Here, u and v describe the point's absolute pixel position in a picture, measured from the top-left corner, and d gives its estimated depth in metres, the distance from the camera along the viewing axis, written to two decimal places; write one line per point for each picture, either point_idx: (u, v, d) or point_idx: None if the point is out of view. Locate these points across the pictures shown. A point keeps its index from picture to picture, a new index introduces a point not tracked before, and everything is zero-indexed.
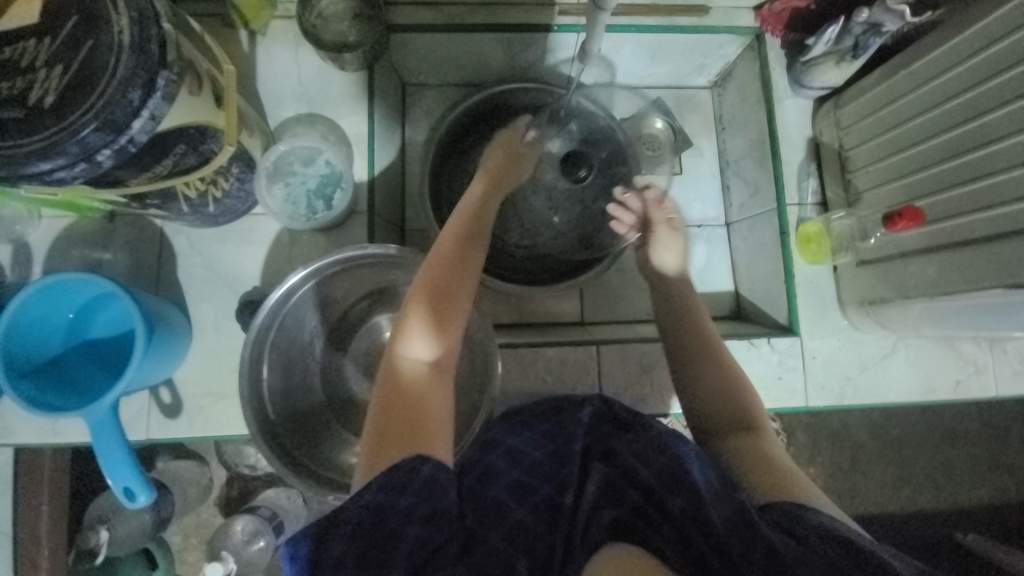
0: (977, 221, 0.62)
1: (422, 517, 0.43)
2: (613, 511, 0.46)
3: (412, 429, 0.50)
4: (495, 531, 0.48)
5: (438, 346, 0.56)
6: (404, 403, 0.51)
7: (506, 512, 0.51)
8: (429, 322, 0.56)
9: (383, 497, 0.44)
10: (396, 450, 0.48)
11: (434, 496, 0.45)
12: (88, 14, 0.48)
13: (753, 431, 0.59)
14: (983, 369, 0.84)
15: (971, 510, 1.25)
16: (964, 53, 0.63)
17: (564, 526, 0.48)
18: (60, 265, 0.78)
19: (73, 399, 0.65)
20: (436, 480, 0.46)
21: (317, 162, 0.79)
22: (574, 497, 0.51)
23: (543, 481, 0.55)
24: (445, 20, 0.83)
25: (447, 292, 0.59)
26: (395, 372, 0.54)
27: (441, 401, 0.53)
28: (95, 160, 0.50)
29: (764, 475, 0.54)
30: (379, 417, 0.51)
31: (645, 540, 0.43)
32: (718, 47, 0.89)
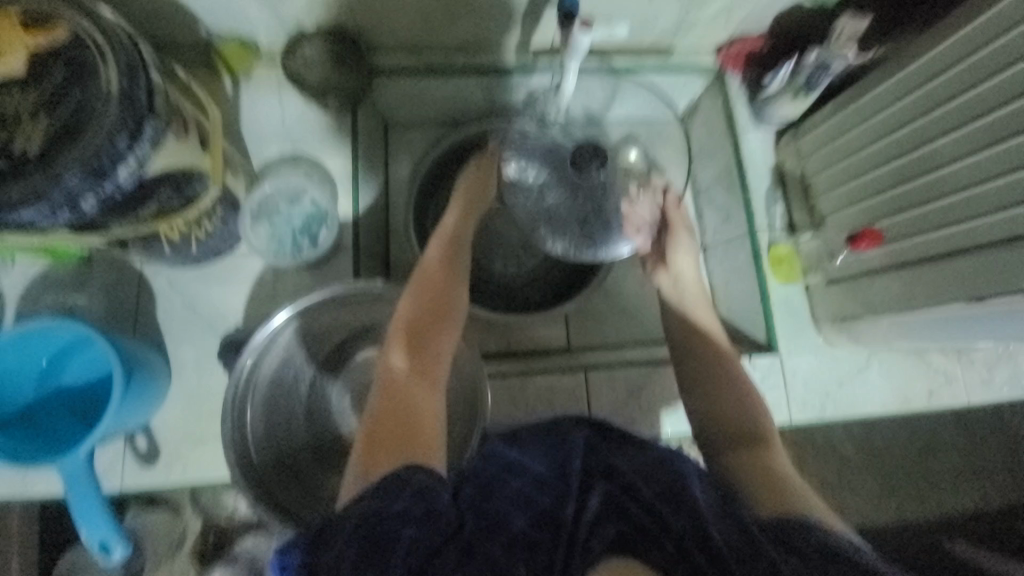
0: (932, 240, 0.67)
1: (417, 518, 0.40)
2: (617, 525, 0.45)
3: (407, 437, 0.46)
4: (495, 540, 0.42)
5: (430, 357, 0.54)
6: (398, 412, 0.48)
7: (505, 522, 0.44)
8: (420, 337, 0.56)
9: (377, 500, 0.41)
10: (390, 459, 0.45)
11: (429, 500, 0.41)
12: (76, 66, 0.49)
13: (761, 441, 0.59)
14: (953, 378, 0.87)
15: (955, 519, 1.27)
16: (906, 89, 0.70)
17: (567, 537, 0.43)
18: (32, 311, 0.75)
19: (44, 451, 0.62)
20: (431, 486, 0.42)
21: (302, 200, 0.81)
22: (576, 509, 0.46)
23: (545, 494, 0.48)
24: (424, 63, 0.87)
25: (436, 306, 0.58)
26: (388, 382, 0.51)
27: (436, 413, 0.50)
28: (80, 207, 0.50)
29: (767, 486, 0.54)
30: (371, 428, 0.47)
31: (644, 554, 0.43)
32: (683, 84, 0.95)
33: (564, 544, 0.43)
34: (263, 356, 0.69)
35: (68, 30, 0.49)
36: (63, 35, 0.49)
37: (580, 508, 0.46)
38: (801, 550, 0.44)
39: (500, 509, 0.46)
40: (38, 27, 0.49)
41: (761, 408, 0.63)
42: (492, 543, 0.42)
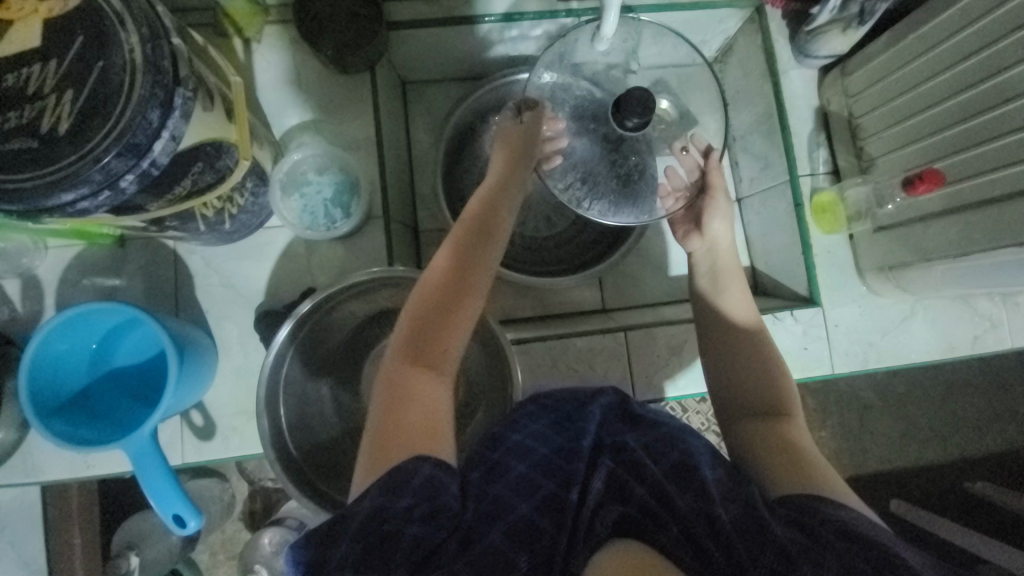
0: (995, 181, 0.63)
1: (419, 517, 0.44)
2: (621, 508, 0.44)
3: (413, 432, 0.51)
4: (497, 528, 0.44)
5: (438, 350, 0.56)
6: (404, 409, 0.52)
7: (508, 508, 0.46)
8: (431, 330, 0.56)
9: (382, 500, 0.45)
10: (398, 451, 0.49)
11: (431, 497, 0.46)
12: (95, 34, 0.46)
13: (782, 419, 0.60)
14: (998, 322, 0.86)
15: (979, 460, 1.28)
16: (976, 12, 0.64)
17: (570, 524, 0.44)
18: (73, 295, 0.76)
19: (108, 432, 0.63)
20: (435, 482, 0.47)
21: (330, 169, 0.78)
22: (580, 493, 0.46)
23: (548, 477, 0.48)
24: (444, 13, 0.81)
25: (450, 299, 0.58)
26: (396, 374, 0.54)
27: (442, 405, 0.54)
28: (119, 187, 0.48)
29: (787, 464, 0.54)
30: (381, 417, 0.52)
31: (654, 539, 0.42)
32: (719, 22, 0.89)
33: (566, 531, 0.43)
34: (291, 348, 0.65)
35: None
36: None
37: (583, 494, 0.46)
38: (810, 532, 0.44)
39: (504, 496, 0.47)
40: None
41: (789, 386, 0.63)
42: (496, 531, 0.44)
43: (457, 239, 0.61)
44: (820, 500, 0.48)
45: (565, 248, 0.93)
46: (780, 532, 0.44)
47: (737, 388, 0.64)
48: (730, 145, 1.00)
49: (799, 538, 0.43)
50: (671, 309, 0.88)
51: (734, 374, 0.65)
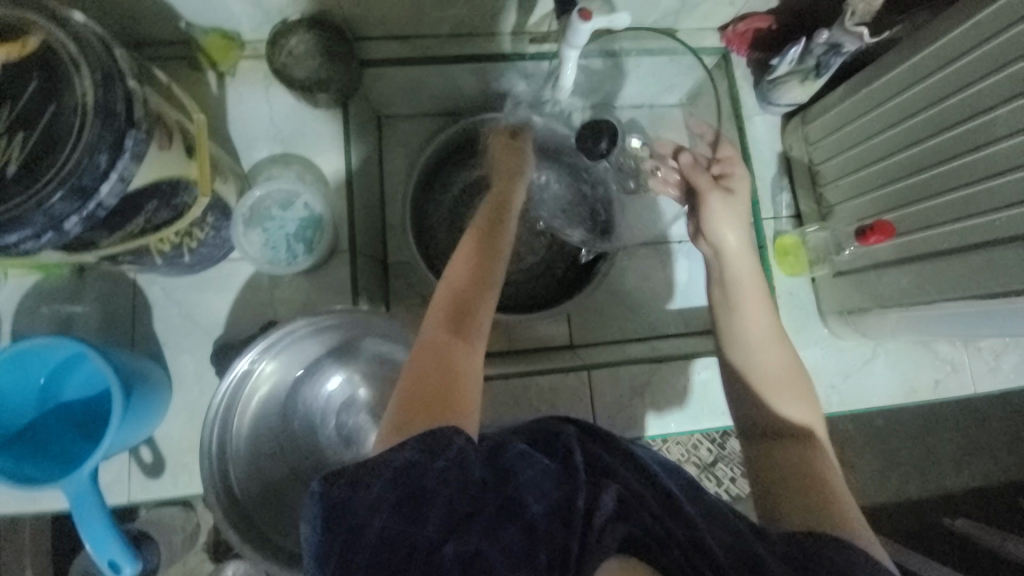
0: (944, 234, 0.64)
1: (453, 485, 0.41)
2: (628, 526, 0.43)
3: (445, 395, 0.48)
4: (517, 524, 0.41)
5: (472, 321, 0.55)
6: (436, 373, 0.50)
7: (523, 505, 0.42)
8: (464, 302, 0.56)
9: (417, 458, 0.42)
10: (428, 415, 0.47)
11: (464, 469, 0.42)
12: (49, 79, 0.46)
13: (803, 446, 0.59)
14: (960, 367, 0.87)
15: (957, 495, 1.28)
16: (922, 72, 0.66)
17: (580, 530, 0.42)
18: (26, 324, 0.74)
19: (49, 469, 0.62)
20: (466, 453, 0.43)
21: (295, 204, 0.77)
22: (591, 504, 0.44)
23: (560, 482, 0.45)
24: (417, 53, 0.84)
25: (482, 274, 0.58)
26: (429, 342, 0.52)
27: (474, 375, 0.51)
28: (64, 229, 0.47)
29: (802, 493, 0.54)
30: (413, 382, 0.49)
31: (656, 560, 0.42)
32: (687, 67, 0.91)
33: (579, 540, 0.41)
34: (249, 380, 0.65)
35: (39, 39, 0.47)
36: (33, 45, 0.47)
37: (592, 504, 0.44)
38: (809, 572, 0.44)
39: (518, 494, 0.42)
40: (7, 36, 0.47)
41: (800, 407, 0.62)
42: (515, 530, 0.40)
43: (483, 222, 0.64)
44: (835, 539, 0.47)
45: (534, 283, 0.94)
46: (776, 566, 0.44)
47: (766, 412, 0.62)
48: None
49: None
50: (637, 348, 0.89)
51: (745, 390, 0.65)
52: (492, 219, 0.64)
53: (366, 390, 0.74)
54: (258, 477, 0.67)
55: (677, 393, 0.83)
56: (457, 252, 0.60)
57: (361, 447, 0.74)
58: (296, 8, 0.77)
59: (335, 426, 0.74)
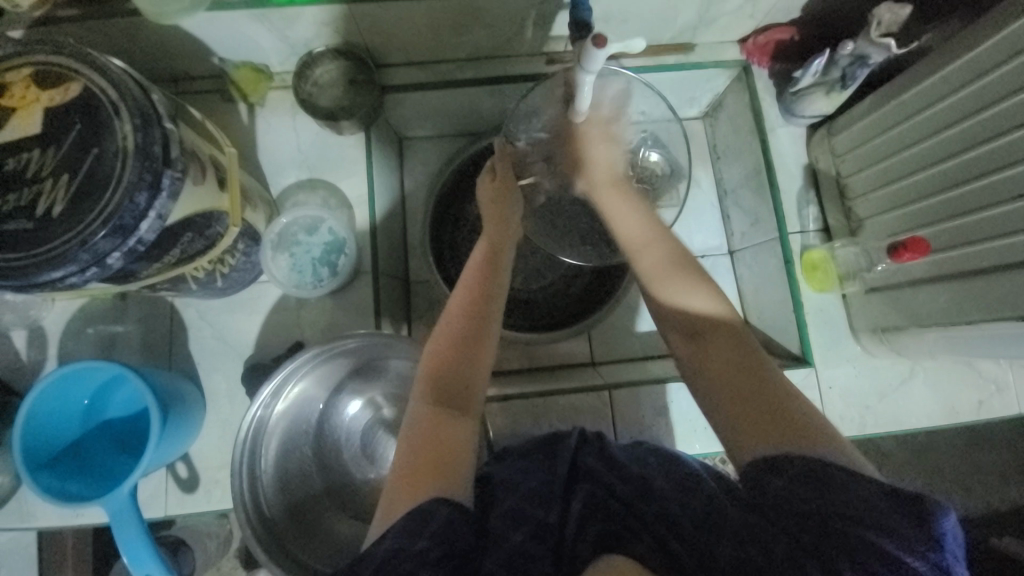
0: (985, 252, 0.61)
1: (438, 559, 0.41)
2: (598, 526, 0.46)
3: (432, 467, 0.48)
4: (492, 557, 0.44)
5: (461, 387, 0.54)
6: (428, 443, 0.50)
7: (505, 536, 0.46)
8: (453, 367, 0.55)
9: (400, 541, 0.42)
10: (417, 489, 0.46)
11: (451, 537, 0.43)
12: (94, 125, 0.50)
13: (730, 347, 0.52)
14: (1006, 386, 0.82)
15: (1012, 515, 1.19)
16: (953, 84, 0.63)
17: (556, 547, 0.45)
18: (74, 345, 0.79)
19: (95, 485, 0.66)
20: (454, 522, 0.44)
21: (320, 229, 0.81)
22: (562, 518, 0.48)
23: (538, 506, 0.49)
24: (437, 77, 0.85)
25: (468, 335, 0.57)
26: (419, 414, 0.52)
27: (467, 444, 0.51)
28: (106, 263, 0.50)
29: (755, 413, 0.47)
30: (402, 457, 0.49)
31: (628, 547, 0.44)
32: (706, 81, 0.90)
33: (553, 555, 0.44)
34: (275, 402, 0.67)
35: (80, 85, 0.51)
36: (75, 91, 0.50)
37: (564, 517, 0.48)
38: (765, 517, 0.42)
39: (503, 525, 0.47)
40: (54, 84, 0.51)
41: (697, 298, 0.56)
42: (492, 563, 0.43)
43: (472, 275, 0.62)
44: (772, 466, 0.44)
45: (555, 301, 0.93)
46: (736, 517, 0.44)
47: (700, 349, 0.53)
48: (721, 198, 0.99)
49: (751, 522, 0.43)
50: (659, 365, 0.87)
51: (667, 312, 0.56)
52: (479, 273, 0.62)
53: (389, 409, 0.75)
54: (288, 499, 0.69)
55: (699, 412, 0.81)
56: (449, 306, 0.59)
57: (381, 463, 0.75)
58: (321, 40, 0.80)
59: (357, 443, 0.76)
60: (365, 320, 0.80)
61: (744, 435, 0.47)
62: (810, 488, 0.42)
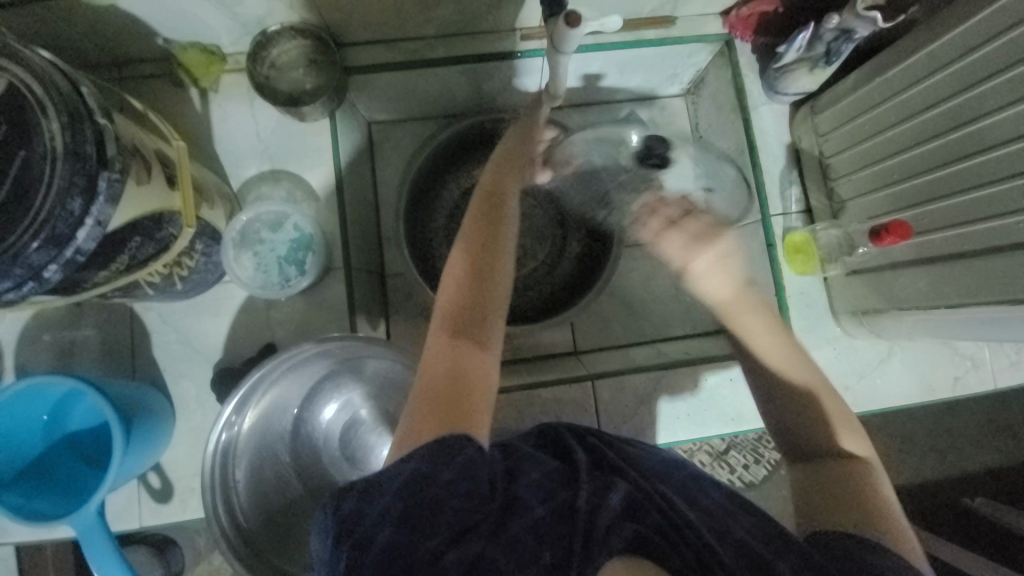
0: (967, 235, 0.60)
1: (463, 492, 0.41)
2: (634, 524, 0.45)
3: (455, 402, 0.46)
4: (519, 522, 0.42)
5: (481, 318, 0.51)
6: (445, 370, 0.48)
7: (526, 506, 0.44)
8: (474, 297, 0.52)
9: (426, 466, 0.42)
10: (436, 418, 0.45)
11: (475, 478, 0.42)
12: (14, 123, 0.45)
13: (854, 475, 0.52)
14: (980, 363, 0.83)
15: (978, 476, 1.24)
16: (938, 62, 0.62)
17: (583, 532, 0.43)
18: (27, 355, 0.74)
19: (60, 502, 0.63)
20: (477, 463, 0.43)
21: (285, 225, 0.76)
22: (591, 503, 0.45)
23: (565, 487, 0.47)
24: (402, 56, 0.79)
25: (489, 264, 0.54)
26: (437, 343, 0.50)
27: (489, 378, 0.49)
28: (43, 278, 0.46)
29: (848, 507, 0.50)
30: (422, 391, 0.47)
31: (665, 559, 0.43)
32: (688, 56, 0.86)
33: (582, 535, 0.42)
34: (246, 413, 0.64)
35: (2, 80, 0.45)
36: None
37: (595, 502, 0.46)
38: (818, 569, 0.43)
39: (522, 492, 0.45)
40: None
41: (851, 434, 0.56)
42: (519, 526, 0.42)
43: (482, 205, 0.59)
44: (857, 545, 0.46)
45: (539, 291, 0.90)
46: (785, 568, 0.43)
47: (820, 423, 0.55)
48: None
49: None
50: (642, 353, 0.87)
51: (786, 420, 0.57)
52: (485, 207, 0.58)
53: (367, 410, 0.73)
54: (266, 508, 0.67)
55: (682, 399, 0.81)
56: (463, 230, 0.56)
57: (364, 464, 0.73)
58: (276, 17, 0.74)
59: (336, 447, 0.74)
60: (340, 318, 0.77)
61: (832, 506, 0.50)
62: (879, 560, 0.44)
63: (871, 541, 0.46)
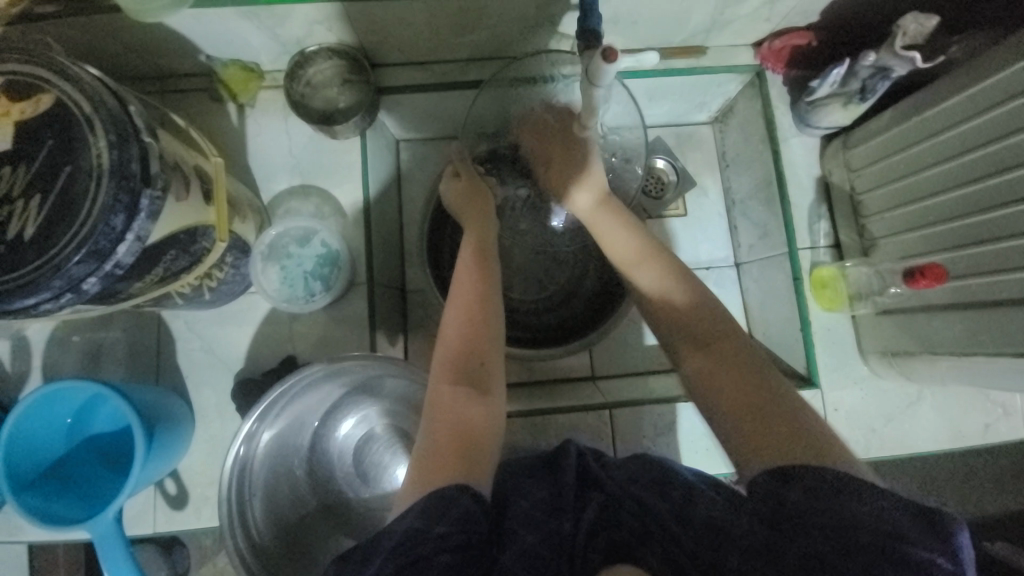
0: (1005, 282, 0.59)
1: (455, 546, 0.42)
2: (607, 534, 0.48)
3: (457, 454, 0.48)
4: (508, 553, 0.45)
5: (479, 369, 0.54)
6: (448, 422, 0.50)
7: (517, 536, 0.46)
8: (469, 349, 0.55)
9: (418, 522, 0.43)
10: (441, 470, 0.47)
11: (470, 528, 0.43)
12: (65, 141, 0.47)
13: (775, 400, 0.49)
14: (1012, 410, 0.80)
15: (1004, 522, 1.18)
16: (980, 105, 0.60)
17: (568, 554, 0.45)
18: (57, 357, 0.76)
19: (79, 506, 0.64)
20: (473, 513, 0.44)
21: (313, 240, 0.78)
22: (574, 523, 0.48)
23: (551, 515, 0.49)
24: (436, 78, 0.81)
25: (482, 316, 0.57)
26: (438, 398, 0.52)
27: (491, 427, 0.51)
28: (82, 289, 0.47)
29: (768, 431, 0.47)
30: (428, 445, 0.49)
31: (640, 559, 0.45)
32: (718, 86, 0.86)
33: (565, 558, 0.45)
34: (263, 428, 0.64)
35: (52, 97, 0.47)
36: (48, 103, 0.47)
37: (578, 525, 0.48)
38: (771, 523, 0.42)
39: (516, 526, 0.48)
40: (24, 95, 0.47)
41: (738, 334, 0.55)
42: (509, 559, 0.44)
43: (473, 258, 0.63)
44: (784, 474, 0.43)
45: (556, 315, 0.90)
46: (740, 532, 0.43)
47: (719, 352, 0.53)
48: (729, 208, 0.95)
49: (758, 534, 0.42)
50: (662, 382, 0.85)
51: (706, 367, 0.53)
52: (478, 261, 0.62)
53: (383, 426, 0.74)
54: (281, 521, 0.67)
55: (700, 432, 0.80)
56: (457, 282, 0.60)
57: (378, 481, 0.73)
58: (314, 38, 0.76)
59: (350, 462, 0.74)
60: (360, 335, 0.78)
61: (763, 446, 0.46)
62: (816, 495, 0.41)
63: (789, 471, 0.43)
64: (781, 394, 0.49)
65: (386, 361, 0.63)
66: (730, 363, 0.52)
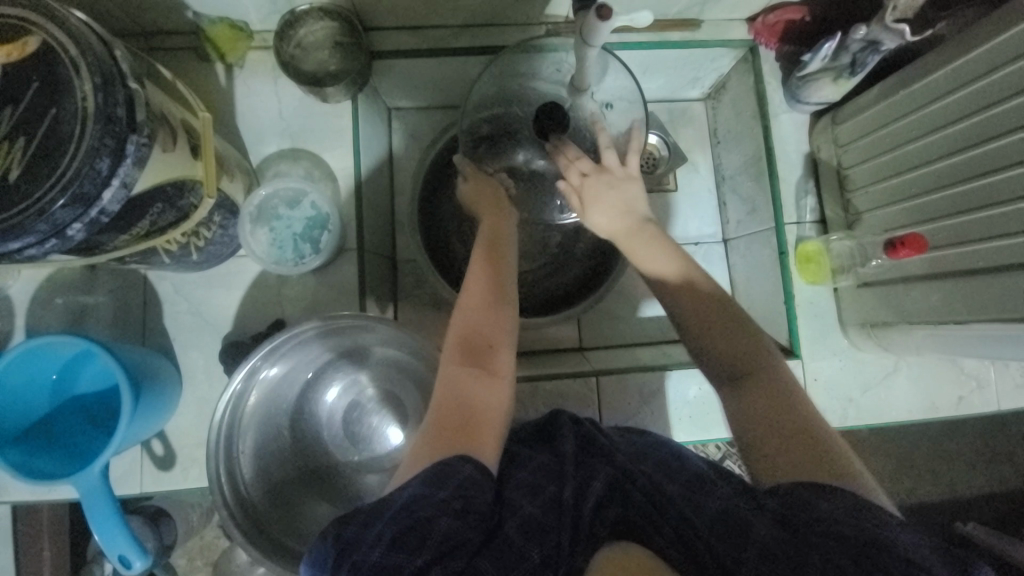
0: (981, 252, 0.61)
1: (456, 510, 0.42)
2: (618, 508, 0.46)
3: (461, 427, 0.49)
4: (511, 520, 0.44)
5: (487, 349, 0.55)
6: (455, 400, 0.51)
7: (516, 506, 0.45)
8: (478, 328, 0.56)
9: (422, 489, 0.44)
10: (443, 443, 0.48)
11: (474, 494, 0.44)
12: (48, 82, 0.46)
13: (787, 410, 0.52)
14: (986, 384, 0.83)
15: (973, 502, 1.22)
16: (967, 76, 0.61)
17: (572, 520, 0.44)
18: (40, 317, 0.75)
19: (64, 463, 0.63)
20: (475, 480, 0.45)
21: (302, 203, 0.77)
22: (578, 493, 0.47)
23: (552, 480, 0.48)
24: (428, 43, 0.80)
25: (489, 297, 0.58)
26: (447, 375, 0.53)
27: (497, 404, 0.52)
28: (66, 235, 0.47)
29: (787, 449, 0.50)
30: (434, 419, 0.50)
31: (648, 540, 0.44)
32: (712, 61, 0.86)
33: (569, 528, 0.44)
34: (256, 385, 0.65)
35: (36, 38, 0.46)
36: (32, 44, 0.46)
37: (581, 492, 0.47)
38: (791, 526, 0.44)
39: (513, 495, 0.47)
40: (7, 37, 0.46)
41: (781, 370, 0.54)
42: (512, 526, 0.43)
43: (481, 242, 0.64)
44: (810, 488, 0.46)
45: (550, 284, 0.89)
46: (762, 530, 0.43)
47: (728, 346, 0.56)
48: (719, 185, 0.96)
49: (781, 535, 0.43)
50: (648, 353, 0.87)
51: (711, 349, 0.57)
52: (489, 247, 0.63)
53: (373, 391, 0.74)
54: (266, 482, 0.67)
55: (684, 400, 0.81)
56: (467, 265, 0.61)
57: (367, 445, 0.74)
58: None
59: (340, 426, 0.74)
60: (350, 299, 0.78)
61: (778, 466, 0.50)
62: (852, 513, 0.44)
63: (823, 486, 0.46)
64: (785, 393, 0.53)
65: (370, 318, 0.63)
66: (765, 394, 0.53)
